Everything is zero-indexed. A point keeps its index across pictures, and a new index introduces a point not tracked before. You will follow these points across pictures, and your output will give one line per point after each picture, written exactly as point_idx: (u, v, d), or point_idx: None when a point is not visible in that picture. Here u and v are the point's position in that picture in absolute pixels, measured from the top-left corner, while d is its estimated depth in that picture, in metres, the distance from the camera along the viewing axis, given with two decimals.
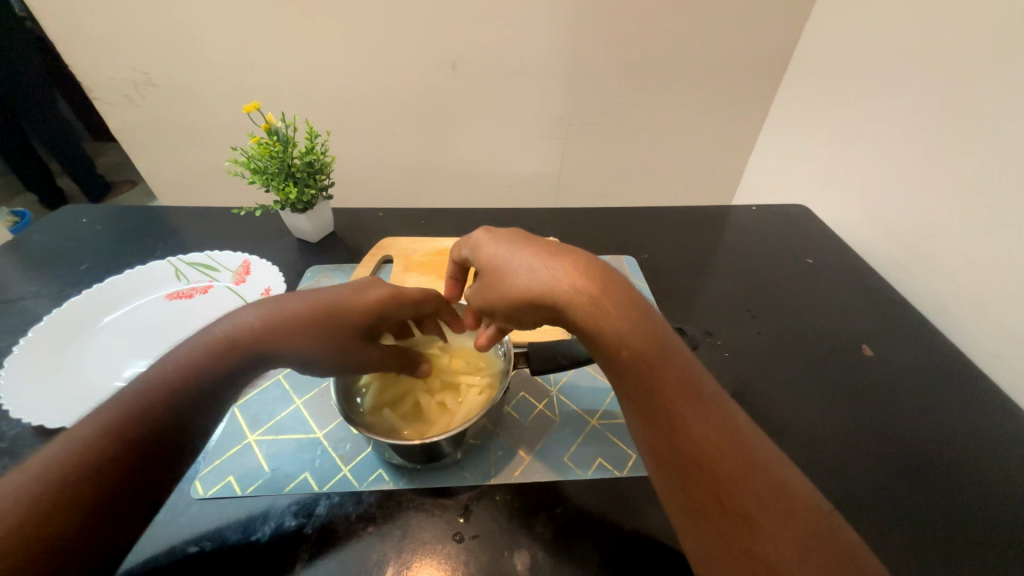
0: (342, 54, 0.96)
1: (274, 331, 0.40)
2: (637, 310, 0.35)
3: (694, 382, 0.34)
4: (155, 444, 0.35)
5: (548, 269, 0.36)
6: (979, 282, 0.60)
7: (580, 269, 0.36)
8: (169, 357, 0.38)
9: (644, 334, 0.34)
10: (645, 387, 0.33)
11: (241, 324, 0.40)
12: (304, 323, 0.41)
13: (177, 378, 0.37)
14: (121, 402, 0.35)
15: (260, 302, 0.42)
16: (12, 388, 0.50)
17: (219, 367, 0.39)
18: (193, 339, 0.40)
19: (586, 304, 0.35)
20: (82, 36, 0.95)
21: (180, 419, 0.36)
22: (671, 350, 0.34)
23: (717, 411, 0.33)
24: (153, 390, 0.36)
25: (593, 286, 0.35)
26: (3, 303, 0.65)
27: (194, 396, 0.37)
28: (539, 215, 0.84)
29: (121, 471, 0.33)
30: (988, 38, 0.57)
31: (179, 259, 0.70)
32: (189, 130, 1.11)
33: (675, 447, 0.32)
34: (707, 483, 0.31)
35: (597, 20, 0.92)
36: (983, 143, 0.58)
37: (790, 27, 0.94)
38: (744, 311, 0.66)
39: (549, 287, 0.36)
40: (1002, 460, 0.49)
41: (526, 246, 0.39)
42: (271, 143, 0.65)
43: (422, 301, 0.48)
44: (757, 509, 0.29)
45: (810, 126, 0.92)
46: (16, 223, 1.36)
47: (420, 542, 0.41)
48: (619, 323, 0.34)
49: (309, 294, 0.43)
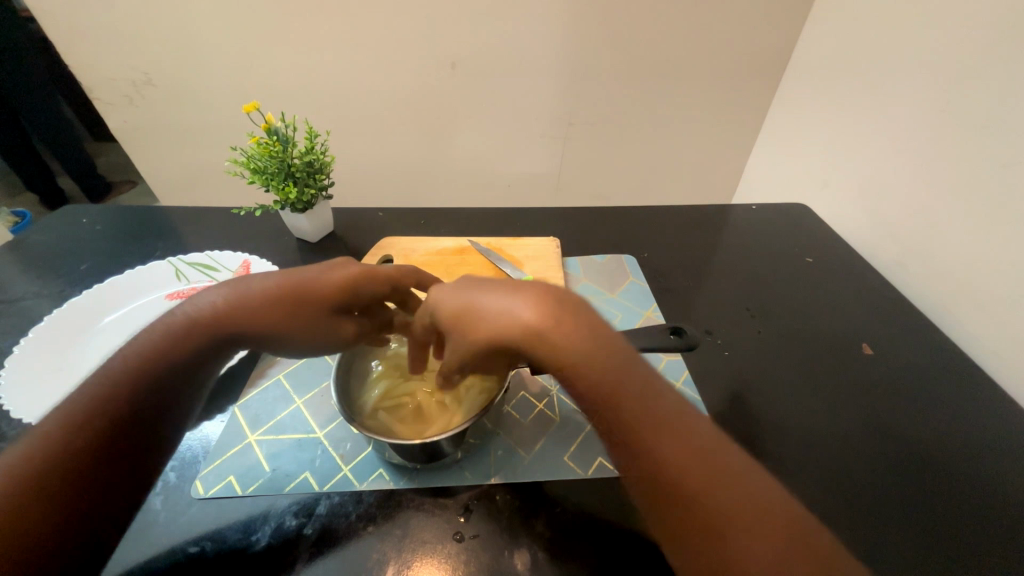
0: (341, 53, 0.96)
1: (241, 313, 0.40)
2: (595, 336, 0.33)
3: (659, 405, 0.32)
4: (128, 434, 0.35)
5: (506, 305, 0.35)
6: (978, 281, 0.60)
7: (536, 303, 0.34)
8: (132, 343, 0.38)
9: (605, 363, 0.33)
10: (611, 420, 0.32)
11: (206, 306, 0.40)
12: (275, 304, 0.41)
13: (145, 365, 0.37)
14: (106, 384, 0.36)
15: (224, 283, 0.42)
16: (14, 389, 0.51)
17: (191, 351, 0.39)
18: (156, 325, 0.39)
19: (544, 341, 0.33)
20: (81, 35, 0.95)
21: (153, 407, 0.37)
22: (632, 374, 0.33)
23: (683, 428, 0.32)
24: (120, 380, 0.36)
25: (548, 321, 0.33)
26: (4, 303, 0.65)
27: (164, 382, 0.37)
28: (539, 214, 0.84)
29: (93, 462, 0.33)
30: (987, 38, 0.57)
31: (180, 259, 0.70)
32: (189, 130, 1.11)
33: (646, 475, 0.31)
34: (680, 505, 0.30)
35: (596, 18, 0.92)
36: (983, 142, 0.58)
37: (790, 26, 0.94)
38: (743, 310, 0.66)
39: (508, 326, 0.34)
40: (1000, 459, 0.49)
41: (483, 284, 0.37)
42: (271, 143, 0.65)
43: (398, 279, 0.48)
44: (730, 524, 0.29)
45: (810, 125, 0.92)
46: (17, 223, 1.36)
47: (421, 542, 0.41)
48: (579, 357, 0.32)
49: (276, 275, 0.43)
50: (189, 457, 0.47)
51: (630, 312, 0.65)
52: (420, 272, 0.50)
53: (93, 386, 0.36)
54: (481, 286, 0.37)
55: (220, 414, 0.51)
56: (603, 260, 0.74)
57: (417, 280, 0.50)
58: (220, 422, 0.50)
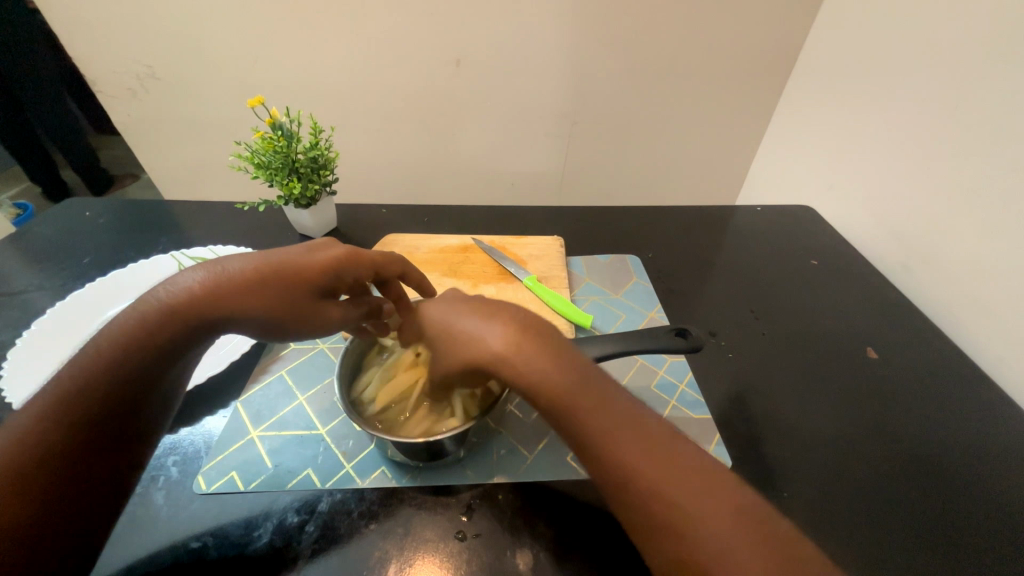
0: (345, 49, 0.96)
1: (221, 295, 0.39)
2: (553, 353, 0.36)
3: (618, 415, 0.34)
4: (109, 422, 0.35)
5: (479, 328, 0.38)
6: (982, 285, 0.59)
7: (502, 327, 0.38)
8: (106, 329, 0.37)
9: (561, 375, 0.35)
10: (570, 427, 0.34)
11: (182, 290, 0.38)
12: (262, 284, 0.40)
13: (119, 353, 0.36)
14: (82, 373, 0.35)
15: (201, 265, 0.40)
16: (14, 383, 0.51)
17: (173, 337, 0.38)
18: (128, 311, 0.38)
19: (509, 360, 0.36)
20: (83, 27, 0.94)
21: (130, 398, 0.36)
22: (590, 380, 0.35)
23: (643, 430, 0.33)
24: (95, 368, 0.35)
25: (512, 343, 0.36)
26: (5, 296, 0.64)
27: (143, 371, 0.37)
28: (543, 213, 0.83)
29: (72, 452, 0.34)
30: (994, 44, 0.57)
31: (182, 253, 0.69)
32: (192, 125, 1.11)
33: (605, 474, 0.33)
34: (639, 500, 0.31)
35: (601, 17, 0.92)
36: (988, 148, 0.58)
37: (798, 28, 0.93)
38: (747, 311, 0.66)
39: (480, 348, 0.37)
40: (1003, 463, 0.49)
41: (458, 309, 0.41)
42: (275, 137, 0.65)
43: (382, 265, 0.48)
44: (683, 513, 0.30)
45: (815, 126, 0.92)
46: (20, 215, 1.36)
47: (422, 540, 0.41)
48: (539, 373, 0.35)
49: (256, 254, 0.42)
50: (191, 452, 0.47)
51: (633, 312, 0.65)
52: (406, 264, 0.52)
53: (66, 376, 0.35)
54: (455, 309, 0.41)
55: (223, 409, 0.51)
56: (606, 260, 0.74)
57: (402, 270, 0.51)
58: (222, 418, 0.50)
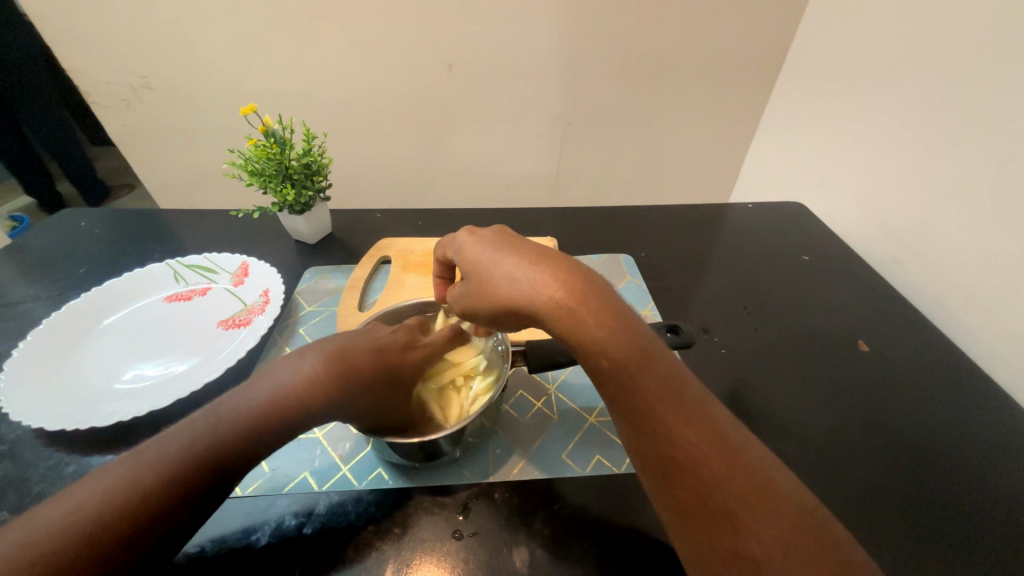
0: (339, 57, 0.97)
1: (344, 380, 0.40)
2: (617, 317, 0.35)
3: (677, 395, 0.34)
4: (172, 529, 0.32)
5: (530, 276, 0.37)
6: (973, 279, 0.60)
7: (558, 278, 0.36)
8: (232, 406, 0.37)
9: (624, 341, 0.35)
10: (623, 391, 0.34)
11: (309, 374, 0.39)
12: (372, 377, 0.42)
13: (229, 430, 0.35)
14: (197, 435, 0.35)
15: (314, 347, 0.41)
16: (12, 391, 0.50)
17: (265, 431, 0.37)
18: (251, 391, 0.38)
19: (569, 316, 0.35)
20: (77, 38, 0.95)
21: (195, 499, 0.33)
22: (654, 353, 0.35)
23: (698, 412, 0.33)
24: (173, 449, 0.33)
25: (576, 297, 0.36)
26: (3, 307, 0.65)
27: (223, 469, 0.34)
28: (536, 215, 0.84)
29: (115, 547, 0.30)
30: (984, 37, 0.57)
31: (178, 261, 0.70)
32: (187, 134, 1.11)
33: (660, 452, 0.33)
34: (693, 488, 0.31)
35: (592, 19, 0.93)
36: (980, 141, 0.58)
37: (788, 24, 0.94)
38: (741, 308, 0.67)
39: (532, 298, 0.37)
40: (998, 455, 0.50)
41: (509, 252, 0.39)
42: (268, 145, 0.65)
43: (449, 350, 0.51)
44: (743, 509, 0.30)
45: (806, 123, 0.92)
46: (15, 228, 1.37)
47: (420, 540, 0.41)
48: (602, 334, 0.35)
49: (374, 344, 0.44)
50: None
51: None
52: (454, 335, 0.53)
53: (145, 459, 0.33)
54: (504, 255, 0.40)
55: None
56: (599, 259, 0.74)
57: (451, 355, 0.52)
58: None
